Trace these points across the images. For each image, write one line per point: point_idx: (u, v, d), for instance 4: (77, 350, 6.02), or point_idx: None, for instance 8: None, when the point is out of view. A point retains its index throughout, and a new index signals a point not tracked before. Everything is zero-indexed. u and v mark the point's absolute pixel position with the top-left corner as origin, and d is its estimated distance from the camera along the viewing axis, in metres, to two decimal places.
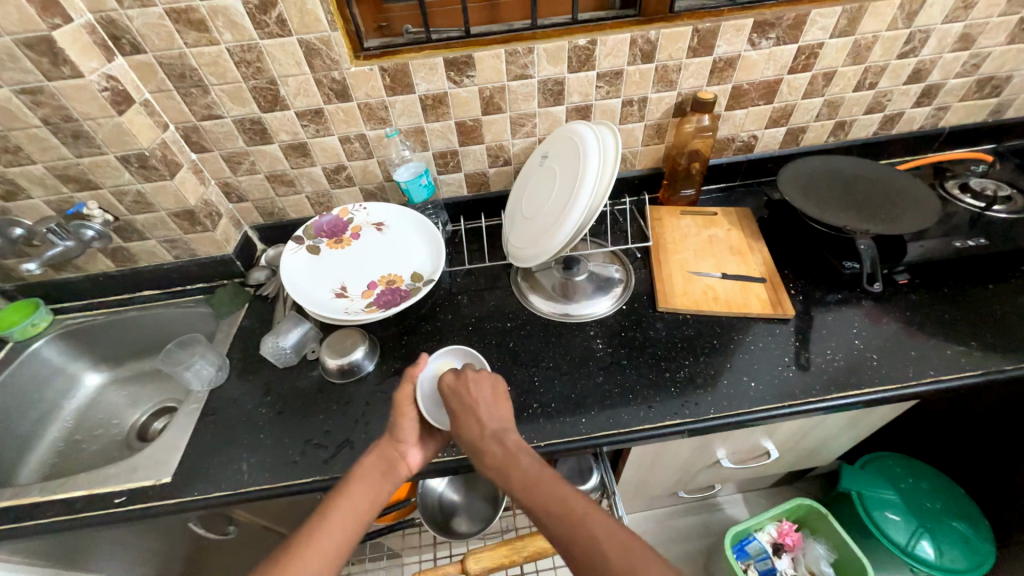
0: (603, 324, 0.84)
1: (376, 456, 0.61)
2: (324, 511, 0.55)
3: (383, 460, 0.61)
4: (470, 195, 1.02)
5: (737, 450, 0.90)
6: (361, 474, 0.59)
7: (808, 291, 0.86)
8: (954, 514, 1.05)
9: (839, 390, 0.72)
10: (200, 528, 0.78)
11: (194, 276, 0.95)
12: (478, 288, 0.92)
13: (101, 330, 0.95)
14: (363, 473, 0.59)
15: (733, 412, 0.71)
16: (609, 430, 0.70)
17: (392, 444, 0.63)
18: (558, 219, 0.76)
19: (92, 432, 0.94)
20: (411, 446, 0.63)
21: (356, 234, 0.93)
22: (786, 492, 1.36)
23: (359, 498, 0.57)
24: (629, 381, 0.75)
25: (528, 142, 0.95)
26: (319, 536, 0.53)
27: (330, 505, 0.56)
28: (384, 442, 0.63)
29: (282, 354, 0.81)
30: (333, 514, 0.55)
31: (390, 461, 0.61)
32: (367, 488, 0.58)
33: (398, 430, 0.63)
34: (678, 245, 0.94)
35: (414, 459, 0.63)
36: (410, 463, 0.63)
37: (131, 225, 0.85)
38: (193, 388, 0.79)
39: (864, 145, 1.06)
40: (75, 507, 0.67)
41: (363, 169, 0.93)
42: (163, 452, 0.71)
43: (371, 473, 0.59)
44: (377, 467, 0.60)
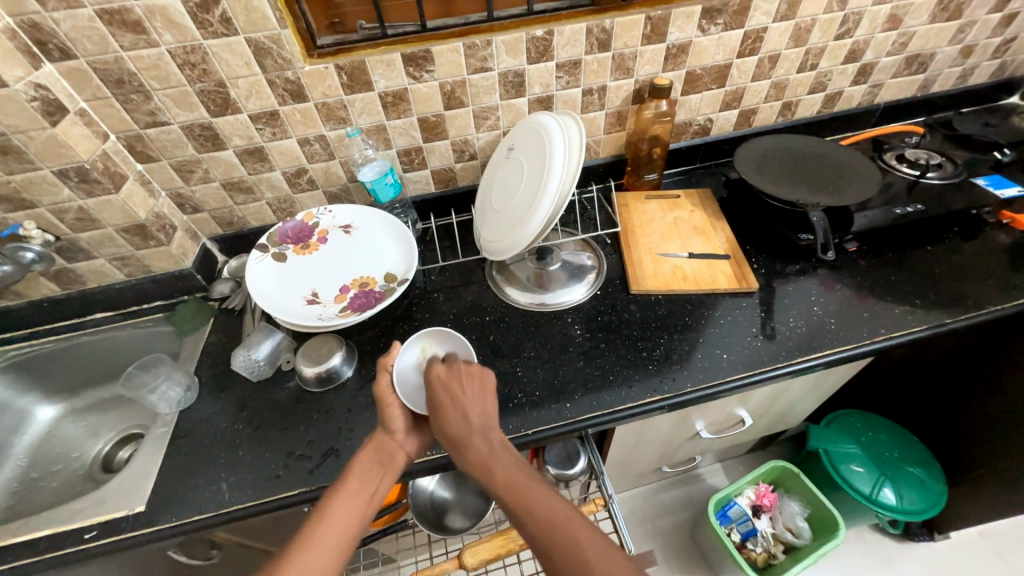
0: (579, 310, 0.86)
1: (372, 448, 0.61)
2: (322, 511, 0.55)
3: (379, 451, 0.61)
4: (438, 191, 1.01)
5: (715, 421, 0.95)
6: (359, 472, 0.59)
7: (769, 264, 0.91)
8: (912, 461, 1.14)
9: (804, 353, 0.77)
10: (180, 555, 0.74)
11: (151, 294, 0.90)
12: (454, 285, 0.92)
13: (50, 358, 0.88)
14: (360, 468, 0.59)
15: (709, 380, 0.74)
16: (593, 412, 0.71)
17: (387, 436, 0.62)
18: (528, 209, 0.77)
19: (50, 468, 0.88)
20: (406, 435, 0.63)
21: (323, 238, 0.91)
22: (761, 456, 1.44)
23: (357, 492, 0.57)
24: (610, 363, 0.77)
25: (492, 135, 0.95)
26: (320, 536, 0.52)
27: (328, 504, 0.55)
28: (378, 435, 0.62)
29: (256, 368, 0.78)
30: (332, 512, 0.55)
31: (387, 452, 0.61)
32: (365, 482, 0.58)
33: (388, 422, 0.62)
34: (646, 228, 0.97)
35: (410, 449, 0.63)
36: (407, 453, 0.62)
37: (76, 244, 0.80)
38: (160, 411, 0.75)
39: (810, 124, 1.12)
40: (38, 548, 0.63)
41: (325, 171, 0.91)
42: (134, 481, 0.67)
43: (366, 466, 0.59)
44: (374, 457, 0.60)
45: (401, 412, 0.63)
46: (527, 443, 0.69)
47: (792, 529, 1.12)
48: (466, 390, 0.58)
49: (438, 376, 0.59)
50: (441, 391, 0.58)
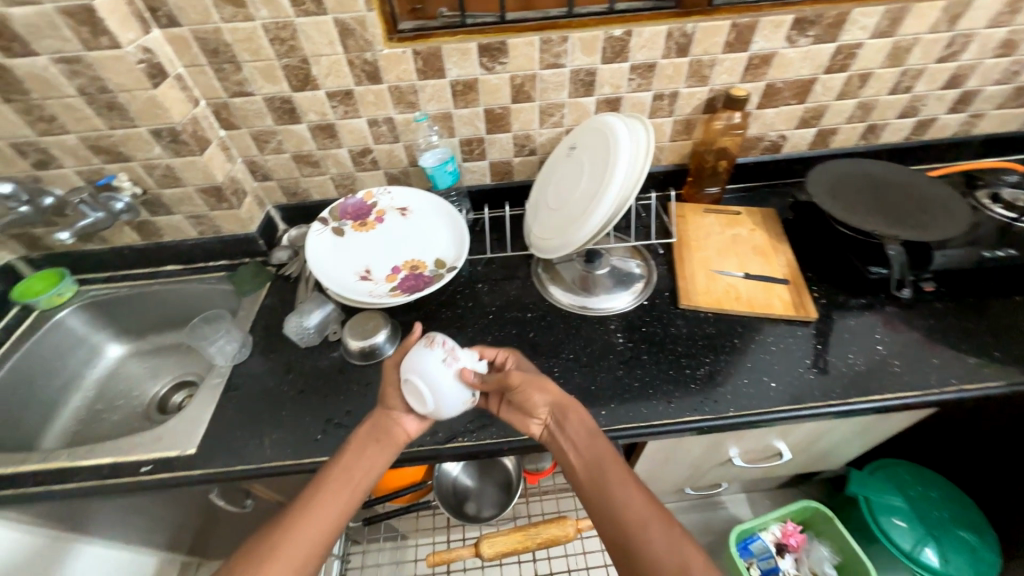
0: (624, 318, 0.84)
1: (370, 426, 0.61)
2: (318, 485, 0.55)
3: (378, 430, 0.61)
4: (493, 183, 1.01)
5: (750, 450, 0.91)
6: (357, 448, 0.59)
7: (831, 294, 0.86)
8: (962, 524, 1.06)
9: (860, 393, 0.72)
10: (220, 500, 0.79)
11: (217, 253, 0.96)
12: (498, 278, 0.92)
13: (124, 301, 0.96)
14: (356, 447, 0.59)
15: (753, 409, 0.71)
16: (628, 423, 0.70)
17: (386, 412, 0.62)
18: (586, 210, 0.76)
19: (113, 402, 0.95)
20: (406, 412, 0.62)
21: (379, 218, 0.92)
22: (791, 493, 1.36)
23: (352, 470, 0.57)
24: (650, 376, 0.75)
25: (555, 132, 0.94)
26: (316, 509, 0.53)
27: (325, 478, 0.56)
28: (379, 410, 0.63)
29: (305, 334, 0.82)
30: (327, 485, 0.55)
31: (386, 430, 0.61)
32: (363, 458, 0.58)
33: (387, 397, 0.62)
34: (701, 243, 0.94)
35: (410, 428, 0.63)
36: (405, 430, 0.62)
37: (160, 199, 0.86)
38: (216, 362, 0.80)
39: (895, 151, 1.04)
40: (102, 473, 0.69)
41: (388, 153, 0.93)
42: (187, 424, 0.72)
43: (364, 443, 0.60)
44: (373, 435, 0.61)
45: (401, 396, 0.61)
46: None
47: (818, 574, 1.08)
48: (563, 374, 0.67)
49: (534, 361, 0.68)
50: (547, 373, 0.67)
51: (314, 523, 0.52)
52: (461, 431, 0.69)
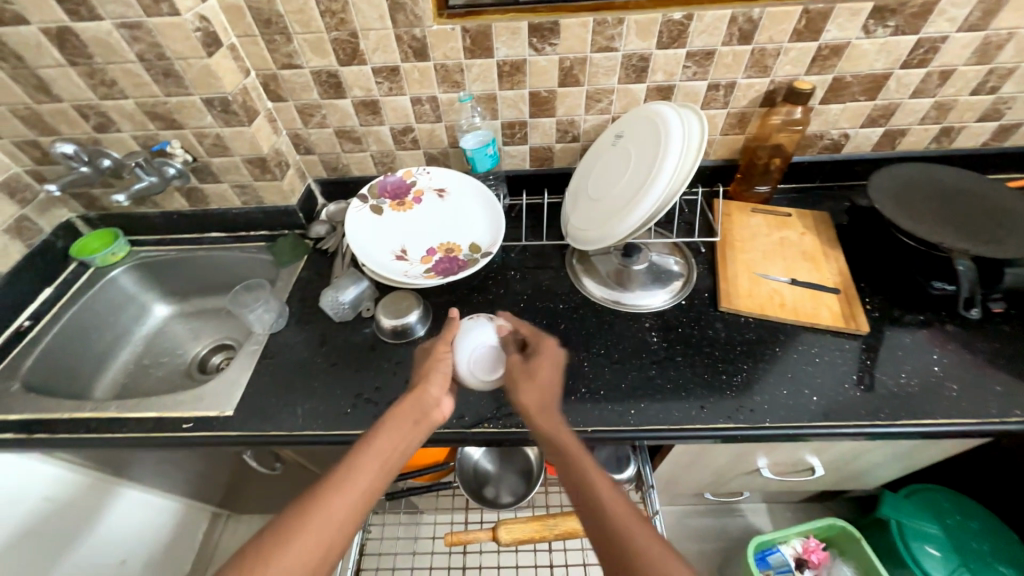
0: (659, 317, 0.82)
1: (407, 405, 0.61)
2: (355, 457, 0.55)
3: (415, 409, 0.61)
4: (532, 169, 0.99)
5: (780, 462, 0.87)
6: (394, 424, 0.59)
7: (885, 308, 0.81)
8: (1003, 559, 1.00)
9: (911, 416, 0.68)
10: (252, 461, 0.83)
11: (259, 223, 0.98)
12: (531, 266, 0.91)
13: (171, 264, 1.00)
14: (393, 425, 0.59)
15: (792, 421, 0.68)
16: (657, 424, 0.68)
17: (425, 392, 0.63)
18: (630, 202, 0.73)
19: (159, 358, 1.00)
20: (444, 394, 0.65)
21: (417, 198, 0.91)
22: (815, 508, 1.32)
23: (388, 446, 0.57)
24: (683, 378, 0.73)
25: (600, 119, 0.91)
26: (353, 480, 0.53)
27: (362, 451, 0.55)
28: (417, 390, 0.63)
29: (340, 309, 0.83)
30: (364, 458, 0.55)
31: (423, 409, 0.62)
32: (400, 435, 0.58)
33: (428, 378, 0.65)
34: (746, 244, 0.90)
35: (445, 410, 0.64)
36: (442, 412, 0.64)
37: (208, 167, 0.88)
38: (255, 330, 0.83)
39: (969, 157, 0.96)
40: (146, 426, 0.72)
41: (429, 132, 0.92)
42: (225, 387, 0.75)
43: (401, 421, 0.60)
44: (410, 415, 0.60)
45: (441, 379, 0.66)
46: (583, 439, 0.68)
47: None
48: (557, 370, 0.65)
49: (549, 350, 0.67)
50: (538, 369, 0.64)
51: (349, 497, 0.51)
52: (488, 417, 0.69)
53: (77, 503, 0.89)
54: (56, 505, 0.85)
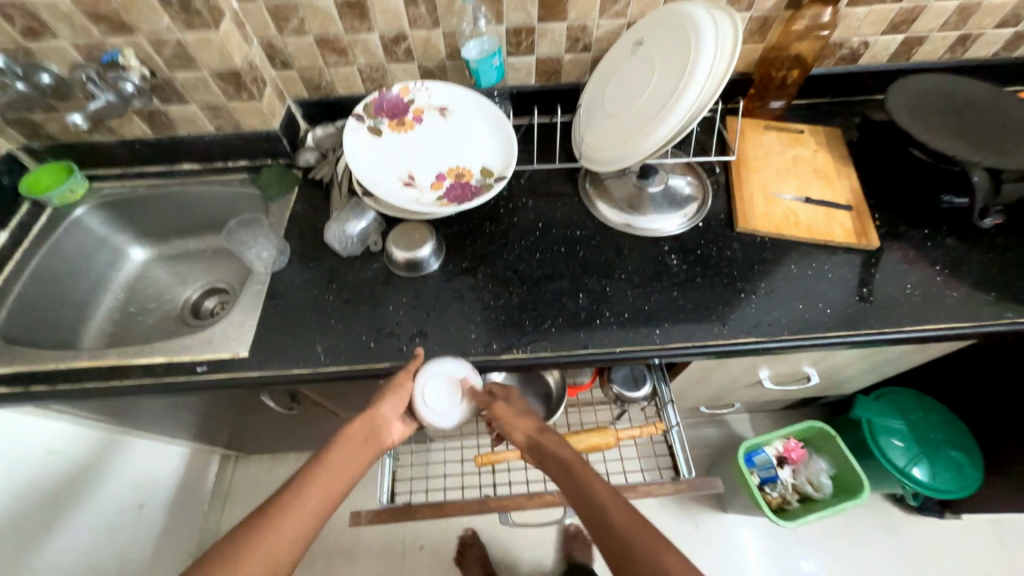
0: (676, 240, 0.81)
1: (359, 424, 0.62)
2: (303, 481, 0.55)
3: (366, 427, 0.62)
4: (538, 85, 0.91)
5: (780, 373, 0.93)
6: (344, 446, 0.60)
7: (892, 224, 0.82)
8: (955, 445, 1.15)
9: (914, 322, 0.72)
10: (269, 400, 0.81)
11: (238, 152, 0.88)
12: (544, 192, 0.87)
13: (142, 202, 0.90)
14: (344, 445, 0.60)
15: (806, 333, 0.71)
16: (681, 342, 0.70)
17: (378, 410, 0.63)
18: (655, 117, 0.68)
19: (145, 305, 0.93)
20: (398, 416, 0.65)
21: (417, 118, 0.83)
22: (792, 415, 1.45)
23: (338, 470, 0.57)
24: (703, 298, 0.74)
25: (615, 25, 0.83)
26: (300, 502, 0.53)
27: (312, 474, 0.56)
28: (369, 409, 0.63)
29: (348, 243, 0.78)
30: (314, 482, 0.55)
31: (375, 426, 0.63)
32: (350, 454, 0.59)
33: (382, 396, 0.64)
34: (761, 162, 0.88)
35: (396, 432, 0.66)
36: (392, 434, 0.65)
37: (171, 84, 0.76)
38: (255, 268, 0.77)
39: (980, 68, 0.94)
40: (155, 371, 0.69)
41: (425, 41, 0.82)
42: (235, 328, 0.71)
43: (350, 441, 0.60)
44: (365, 432, 0.62)
45: (401, 399, 0.64)
46: (611, 360, 0.69)
47: (813, 483, 1.17)
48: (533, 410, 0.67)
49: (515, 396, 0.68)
50: (502, 419, 0.66)
51: (298, 519, 0.52)
52: (514, 343, 0.70)
53: (83, 452, 0.88)
54: (61, 456, 0.84)
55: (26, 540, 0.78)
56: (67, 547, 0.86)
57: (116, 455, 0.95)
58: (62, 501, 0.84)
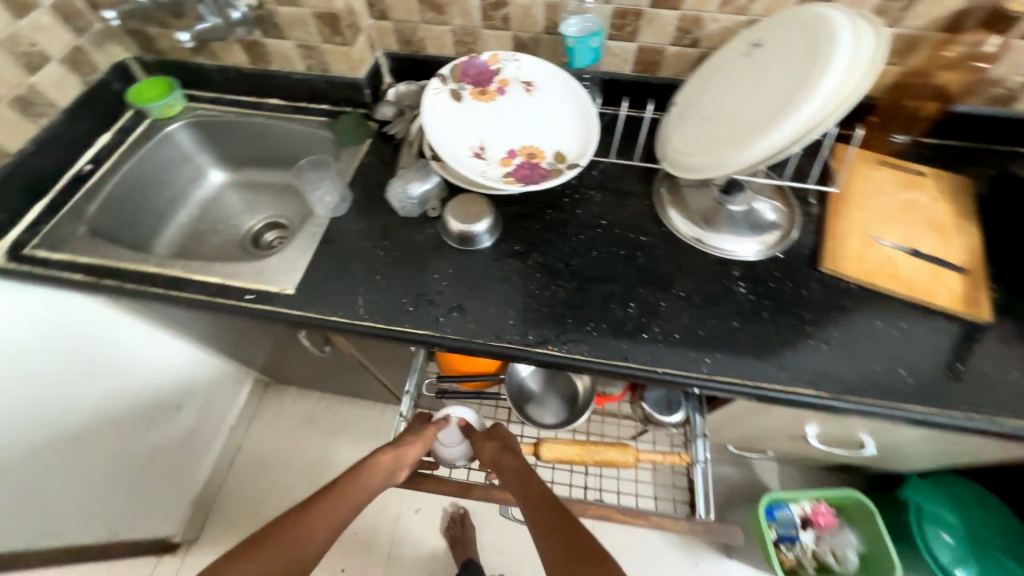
0: (748, 267, 0.74)
1: (380, 462, 0.70)
2: (322, 501, 0.64)
3: (385, 467, 0.70)
4: (632, 75, 0.85)
5: (830, 434, 0.85)
6: (363, 478, 0.68)
7: (1012, 299, 0.70)
8: (1014, 555, 1.01)
9: (1013, 416, 0.62)
10: (305, 339, 0.84)
11: (322, 95, 0.89)
12: (614, 189, 0.82)
13: (227, 128, 0.93)
14: (361, 476, 0.68)
15: (877, 399, 0.63)
16: (731, 377, 0.65)
17: (397, 453, 0.72)
18: (758, 129, 0.62)
19: (213, 226, 0.98)
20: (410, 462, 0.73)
21: (501, 88, 0.80)
22: (827, 478, 1.33)
23: (351, 497, 0.66)
24: (766, 335, 0.68)
25: (732, 21, 0.75)
26: (317, 521, 0.62)
27: (330, 497, 0.65)
28: (387, 449, 0.72)
29: (407, 204, 0.77)
30: (330, 505, 0.64)
31: (391, 469, 0.71)
32: (365, 487, 0.68)
33: (403, 446, 0.73)
34: (867, 199, 0.78)
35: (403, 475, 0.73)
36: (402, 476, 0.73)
37: (273, 18, 0.78)
38: (316, 211, 0.79)
39: None
40: (210, 290, 0.72)
41: (524, 10, 0.78)
42: (287, 265, 0.73)
43: (370, 473, 0.69)
44: (381, 471, 0.70)
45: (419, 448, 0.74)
46: (650, 379, 0.65)
47: (836, 554, 1.08)
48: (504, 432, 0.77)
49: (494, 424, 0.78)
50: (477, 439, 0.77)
51: (315, 534, 0.61)
52: (551, 338, 0.67)
53: (143, 349, 0.95)
54: (120, 345, 0.91)
55: (53, 407, 0.84)
56: (96, 423, 0.93)
57: (167, 355, 1.01)
58: (99, 381, 0.90)
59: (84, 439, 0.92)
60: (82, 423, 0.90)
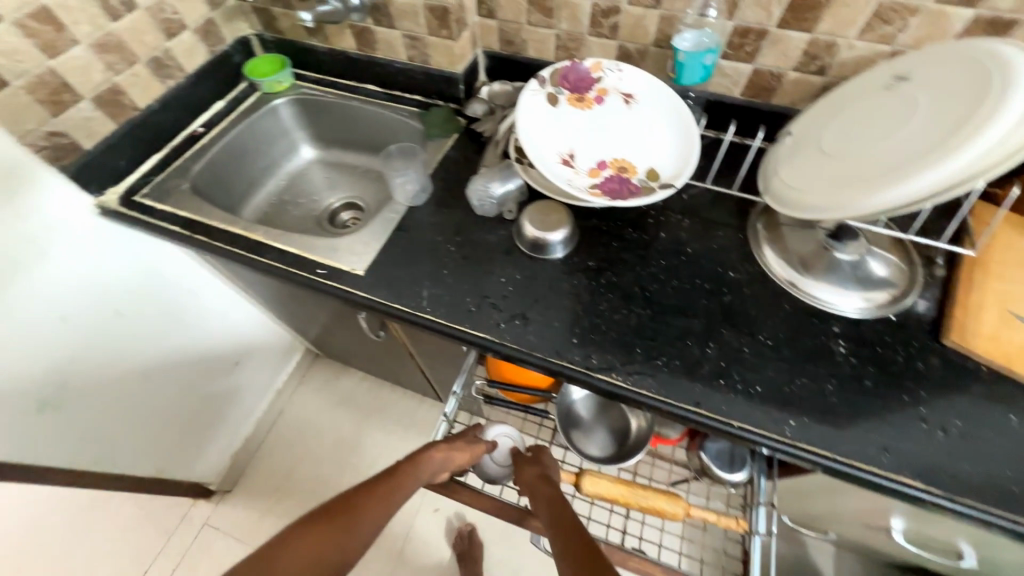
0: (851, 325, 0.65)
1: (422, 458, 0.70)
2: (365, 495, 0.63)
3: (427, 463, 0.70)
4: (742, 98, 0.79)
5: (918, 532, 0.73)
6: (405, 473, 0.68)
7: None
8: None
9: None
10: (364, 321, 0.85)
11: (418, 86, 0.91)
12: (704, 216, 0.76)
13: (326, 108, 0.97)
14: (404, 472, 0.68)
15: (1003, 509, 0.53)
16: (818, 446, 0.57)
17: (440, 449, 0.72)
18: (898, 171, 0.54)
19: (297, 199, 1.03)
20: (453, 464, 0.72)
21: (599, 97, 0.77)
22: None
23: (394, 492, 0.65)
24: (865, 406, 0.59)
25: (870, 51, 0.68)
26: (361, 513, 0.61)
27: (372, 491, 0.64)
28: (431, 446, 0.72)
29: (485, 203, 0.76)
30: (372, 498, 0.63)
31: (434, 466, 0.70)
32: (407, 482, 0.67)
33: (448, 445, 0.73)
34: (1015, 269, 0.64)
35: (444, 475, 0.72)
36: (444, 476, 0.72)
37: (388, 7, 0.81)
38: (395, 197, 0.79)
39: None
40: (286, 259, 0.74)
41: (636, 21, 0.75)
42: (360, 246, 0.74)
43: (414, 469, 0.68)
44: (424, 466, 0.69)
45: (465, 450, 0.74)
46: (722, 431, 0.59)
47: None
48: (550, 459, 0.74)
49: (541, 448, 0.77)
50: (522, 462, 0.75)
51: (358, 526, 0.59)
52: (616, 366, 0.62)
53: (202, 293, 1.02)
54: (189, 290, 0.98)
55: (136, 340, 0.91)
56: (166, 362, 0.99)
57: (224, 306, 1.08)
58: (172, 322, 0.96)
59: (154, 376, 0.98)
60: (153, 360, 0.96)
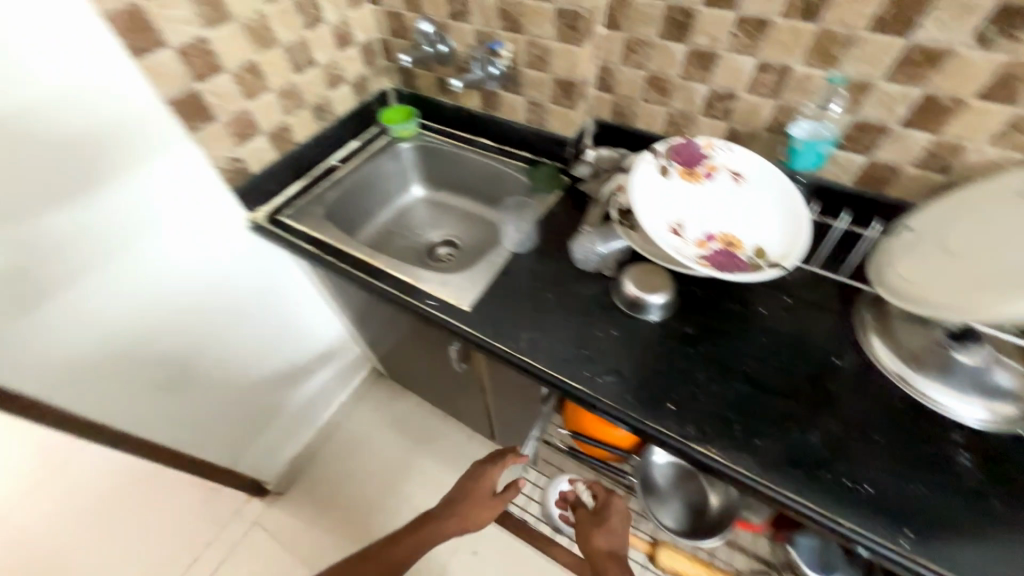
0: (973, 436, 0.61)
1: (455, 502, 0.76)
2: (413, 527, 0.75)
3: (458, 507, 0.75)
4: (853, 187, 0.80)
5: None
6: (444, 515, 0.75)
7: None
8: None
9: None
10: (454, 351, 0.90)
11: (530, 145, 1.00)
12: (806, 298, 0.76)
13: (443, 154, 1.09)
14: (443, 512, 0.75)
15: None
16: (940, 564, 0.52)
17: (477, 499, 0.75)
18: None
19: (402, 231, 1.13)
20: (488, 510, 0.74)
21: (709, 174, 0.81)
22: None
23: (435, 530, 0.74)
24: (993, 527, 0.54)
25: (1002, 157, 0.67)
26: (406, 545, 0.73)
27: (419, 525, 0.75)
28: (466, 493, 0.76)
29: (588, 258, 0.80)
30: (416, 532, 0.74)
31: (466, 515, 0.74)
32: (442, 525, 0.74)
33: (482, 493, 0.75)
34: None
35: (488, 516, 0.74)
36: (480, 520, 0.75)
37: (518, 77, 0.91)
38: (503, 243, 0.85)
39: None
40: (401, 285, 0.81)
41: (752, 107, 0.79)
42: (468, 284, 0.80)
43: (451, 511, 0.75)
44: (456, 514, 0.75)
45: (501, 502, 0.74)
46: (828, 527, 0.56)
47: None
48: (622, 523, 0.68)
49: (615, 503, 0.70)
50: (586, 522, 0.69)
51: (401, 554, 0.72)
52: (712, 439, 0.62)
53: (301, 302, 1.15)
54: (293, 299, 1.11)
55: (249, 338, 1.04)
56: (264, 360, 1.11)
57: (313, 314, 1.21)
58: (276, 324, 1.09)
59: (255, 371, 1.10)
60: (258, 356, 1.08)
